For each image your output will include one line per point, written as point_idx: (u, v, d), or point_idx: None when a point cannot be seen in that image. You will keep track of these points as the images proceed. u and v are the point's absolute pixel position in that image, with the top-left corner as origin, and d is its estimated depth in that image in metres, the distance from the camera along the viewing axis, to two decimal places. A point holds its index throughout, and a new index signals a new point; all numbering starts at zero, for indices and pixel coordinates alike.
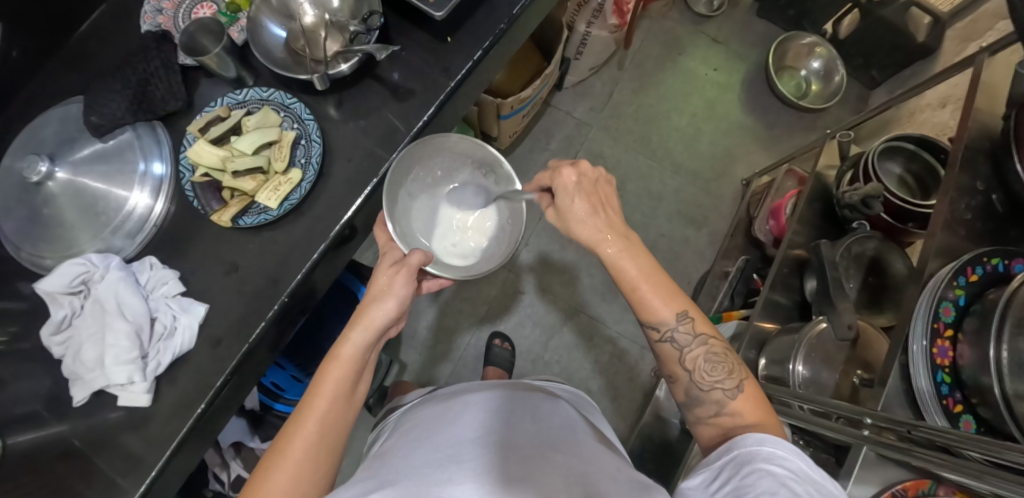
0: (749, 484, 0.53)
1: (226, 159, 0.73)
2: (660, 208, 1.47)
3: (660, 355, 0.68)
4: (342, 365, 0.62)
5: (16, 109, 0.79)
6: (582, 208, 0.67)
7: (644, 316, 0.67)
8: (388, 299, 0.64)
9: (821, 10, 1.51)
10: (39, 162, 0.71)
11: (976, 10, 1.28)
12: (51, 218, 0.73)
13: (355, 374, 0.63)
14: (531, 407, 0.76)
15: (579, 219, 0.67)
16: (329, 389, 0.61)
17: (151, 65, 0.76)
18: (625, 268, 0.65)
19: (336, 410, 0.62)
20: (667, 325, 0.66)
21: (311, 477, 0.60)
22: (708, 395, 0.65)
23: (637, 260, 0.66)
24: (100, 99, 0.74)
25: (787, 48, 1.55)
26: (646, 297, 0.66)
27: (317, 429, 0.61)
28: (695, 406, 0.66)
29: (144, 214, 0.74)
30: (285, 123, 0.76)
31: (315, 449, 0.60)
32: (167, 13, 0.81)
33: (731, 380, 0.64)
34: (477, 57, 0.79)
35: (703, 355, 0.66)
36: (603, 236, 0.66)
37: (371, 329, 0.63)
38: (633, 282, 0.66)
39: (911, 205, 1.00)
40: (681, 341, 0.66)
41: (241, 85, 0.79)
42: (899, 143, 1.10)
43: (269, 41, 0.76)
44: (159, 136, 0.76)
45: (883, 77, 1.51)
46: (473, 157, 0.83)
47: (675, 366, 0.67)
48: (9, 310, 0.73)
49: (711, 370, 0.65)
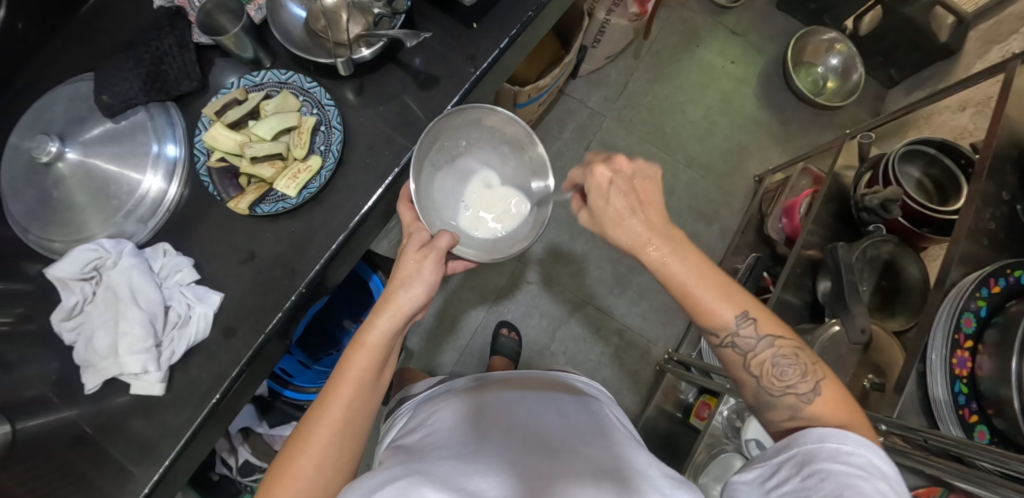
0: (811, 487, 0.53)
1: (243, 144, 0.70)
2: (672, 202, 1.46)
3: (721, 359, 0.68)
4: (368, 353, 0.61)
5: (21, 86, 0.76)
6: (617, 202, 0.66)
7: (705, 322, 0.66)
8: (416, 285, 0.62)
9: (843, 5, 1.48)
10: (49, 141, 0.68)
11: (1002, 11, 1.28)
12: (61, 200, 0.70)
13: (380, 363, 0.62)
14: (555, 402, 0.75)
15: (614, 220, 0.66)
16: (354, 376, 0.60)
17: (165, 42, 0.74)
18: (673, 272, 0.64)
19: (360, 398, 0.61)
20: (730, 328, 0.65)
21: (336, 461, 0.60)
22: (781, 400, 0.64)
23: (682, 264, 0.64)
24: (112, 77, 0.71)
25: (806, 43, 1.52)
26: (700, 301, 0.65)
27: (341, 415, 0.60)
28: (767, 411, 0.66)
29: (158, 197, 0.72)
30: (304, 108, 0.73)
31: (338, 436, 0.60)
32: None
33: (806, 382, 0.63)
34: (503, 45, 0.77)
35: (770, 358, 0.65)
36: (645, 240, 0.64)
37: (398, 317, 0.62)
38: (686, 285, 0.64)
39: (930, 210, 0.98)
40: (744, 345, 0.65)
41: (258, 67, 0.75)
42: (920, 146, 1.08)
43: (288, 21, 0.73)
44: (172, 117, 0.74)
45: (902, 76, 1.52)
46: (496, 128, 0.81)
47: (738, 370, 0.67)
48: (13, 292, 0.71)
49: (780, 374, 0.64)
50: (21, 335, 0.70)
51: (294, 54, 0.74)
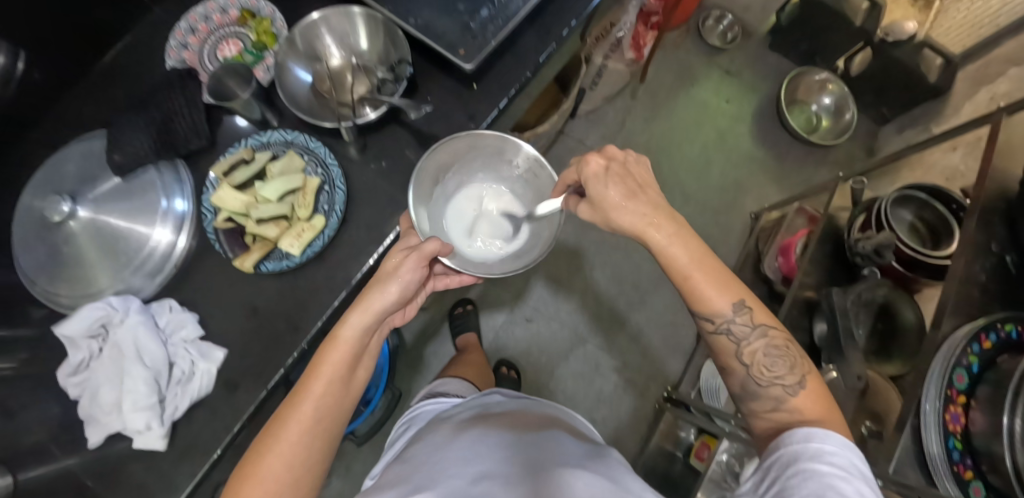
0: (795, 485, 0.53)
1: (250, 205, 0.70)
2: None
3: (713, 346, 0.67)
4: (340, 350, 0.58)
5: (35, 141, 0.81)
6: (618, 183, 0.66)
7: (699, 306, 0.65)
8: (393, 284, 0.60)
9: (835, 46, 1.52)
10: (61, 201, 0.71)
11: (989, 53, 1.34)
12: (71, 256, 0.73)
13: (350, 362, 0.58)
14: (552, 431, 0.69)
15: (617, 204, 0.65)
16: (329, 371, 0.57)
17: (175, 102, 0.75)
18: (675, 255, 0.63)
19: (333, 396, 0.58)
20: (723, 317, 0.64)
21: (309, 461, 0.56)
22: (768, 391, 0.63)
23: (680, 248, 0.63)
24: (124, 138, 0.74)
25: (798, 83, 1.56)
26: (698, 286, 0.64)
27: (314, 413, 0.56)
28: (751, 401, 0.65)
29: (164, 253, 0.73)
30: (309, 167, 0.74)
31: (312, 434, 0.56)
32: (192, 49, 0.80)
33: (793, 375, 0.63)
34: (502, 106, 0.79)
35: (763, 349, 0.64)
36: (648, 221, 0.64)
37: (369, 314, 0.59)
38: (686, 271, 0.64)
39: (923, 255, 1.02)
40: (738, 334, 0.65)
41: (266, 127, 0.78)
42: (910, 191, 1.10)
43: (293, 85, 0.75)
44: (180, 174, 0.76)
45: (893, 113, 1.55)
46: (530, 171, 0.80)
47: (731, 359, 0.66)
48: (21, 337, 0.73)
49: (771, 364, 0.64)
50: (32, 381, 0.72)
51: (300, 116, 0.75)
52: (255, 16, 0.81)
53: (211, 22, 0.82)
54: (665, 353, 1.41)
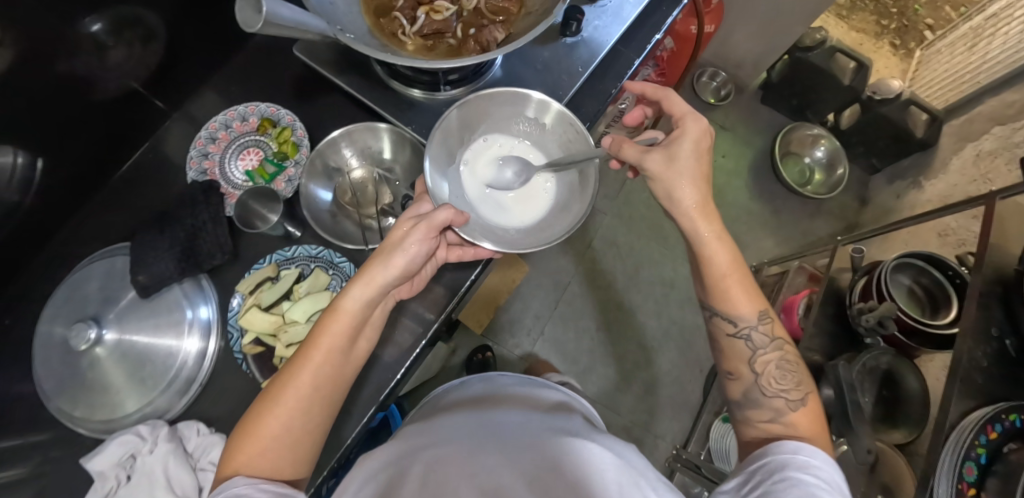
0: (780, 492, 0.52)
1: (280, 326, 0.71)
2: (673, 296, 1.51)
3: (726, 349, 0.67)
4: (342, 320, 0.58)
5: (56, 256, 0.82)
6: (664, 167, 0.64)
7: (724, 304, 0.66)
8: (399, 255, 0.59)
9: (825, 102, 1.56)
10: (88, 329, 0.71)
11: (973, 110, 1.41)
12: (97, 381, 0.72)
13: (351, 334, 0.58)
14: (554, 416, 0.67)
15: (685, 181, 0.64)
16: (326, 343, 0.57)
17: (199, 218, 0.76)
18: (717, 250, 0.65)
19: (331, 366, 0.57)
20: (738, 321, 0.66)
21: (305, 427, 0.55)
22: (770, 402, 0.63)
23: (714, 232, 0.65)
24: (147, 258, 0.74)
25: (791, 138, 1.61)
26: (732, 285, 0.66)
27: (312, 383, 0.56)
28: (749, 408, 0.65)
29: (190, 373, 0.74)
30: (334, 281, 0.75)
31: (309, 402, 0.56)
32: (213, 158, 0.82)
33: (798, 391, 0.64)
34: None
35: (774, 361, 0.65)
36: (706, 209, 0.65)
37: (373, 286, 0.58)
38: (724, 268, 0.65)
39: (920, 324, 1.05)
40: (755, 342, 0.66)
41: (289, 240, 0.78)
42: (908, 258, 1.14)
43: (316, 203, 0.76)
44: (205, 292, 0.76)
45: (883, 165, 1.60)
46: (549, 127, 0.74)
47: (741, 364, 0.66)
48: (37, 449, 0.73)
49: (779, 377, 0.64)
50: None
51: (324, 235, 0.75)
52: (276, 124, 0.82)
53: (231, 130, 0.83)
54: (673, 409, 1.43)
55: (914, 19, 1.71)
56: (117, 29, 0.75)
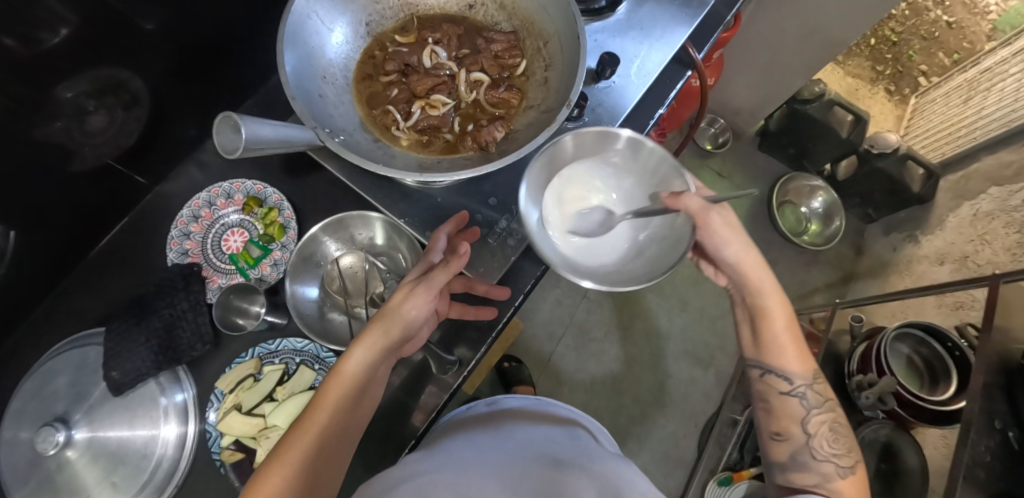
0: None
1: (261, 430, 0.70)
2: (668, 348, 1.49)
3: (774, 405, 0.64)
4: (345, 383, 0.53)
5: (30, 339, 0.78)
6: (723, 220, 0.59)
7: (778, 360, 0.63)
8: (404, 315, 0.54)
9: (821, 153, 1.54)
10: (55, 431, 0.66)
11: (968, 166, 1.39)
12: (66, 486, 0.68)
13: (355, 396, 0.53)
14: (563, 443, 0.65)
15: (739, 242, 0.61)
16: (331, 404, 0.52)
17: (178, 307, 0.73)
18: (772, 305, 0.62)
19: (337, 427, 0.52)
20: (791, 380, 0.62)
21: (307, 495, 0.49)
22: (820, 467, 0.60)
23: (771, 285, 0.62)
24: (122, 352, 0.70)
25: (788, 188, 1.61)
26: (781, 342, 0.62)
27: (316, 447, 0.50)
28: (793, 470, 0.61)
29: (166, 474, 0.69)
30: (319, 377, 0.72)
31: (312, 469, 0.50)
32: (195, 238, 0.78)
33: (846, 459, 0.61)
34: (518, 303, 0.74)
35: (826, 423, 0.62)
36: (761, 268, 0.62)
37: (376, 347, 0.54)
38: (778, 324, 0.62)
39: (924, 400, 1.00)
40: (806, 401, 0.63)
41: (274, 330, 0.75)
42: (908, 328, 1.12)
43: (303, 300, 0.72)
44: (182, 383, 0.73)
45: (879, 215, 1.59)
46: (649, 170, 0.60)
47: (790, 421, 0.62)
48: None
49: (830, 440, 0.61)
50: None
51: (312, 334, 0.72)
52: (262, 203, 0.79)
53: (215, 208, 0.79)
54: (667, 466, 1.40)
55: (909, 66, 1.70)
56: (100, 93, 0.69)
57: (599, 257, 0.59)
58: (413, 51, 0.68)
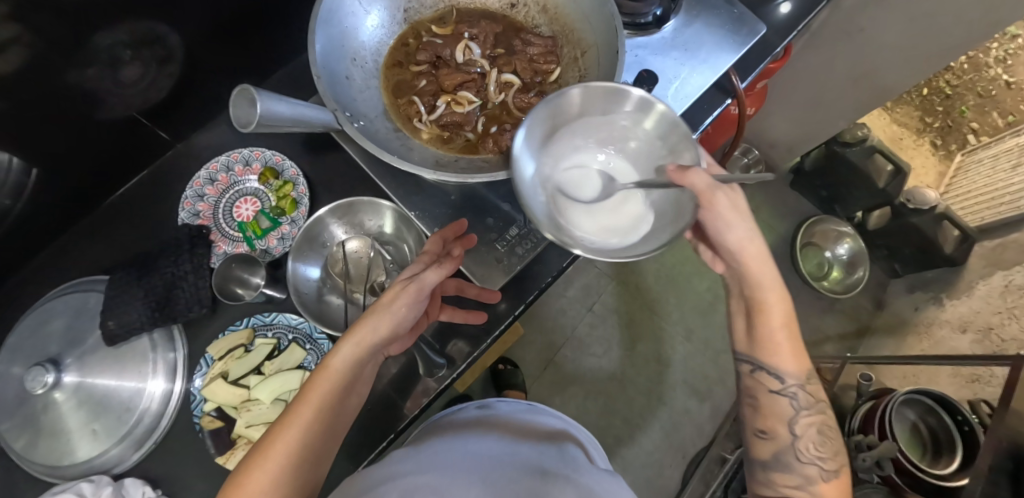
0: None
1: (244, 401, 0.70)
2: (667, 374, 1.46)
3: (762, 405, 0.61)
4: (330, 381, 0.52)
5: (39, 275, 0.80)
6: (728, 202, 0.53)
7: (762, 351, 0.60)
8: (387, 314, 0.53)
9: (854, 198, 1.50)
10: (46, 372, 0.66)
11: (1007, 235, 1.32)
12: (50, 425, 0.69)
13: (341, 394, 0.52)
14: (555, 451, 0.61)
15: (736, 225, 0.56)
16: (317, 400, 0.50)
17: (181, 267, 0.73)
18: (765, 298, 0.58)
19: (323, 424, 0.51)
20: (783, 378, 0.60)
21: (292, 489, 0.48)
22: (803, 468, 0.59)
23: (771, 277, 0.58)
24: (119, 303, 0.70)
25: (813, 230, 1.57)
26: (770, 331, 0.59)
27: (299, 443, 0.49)
28: (773, 470, 0.61)
29: (148, 429, 0.70)
30: (309, 357, 0.72)
31: (297, 463, 0.48)
32: (208, 200, 0.79)
33: (830, 461, 0.59)
34: (518, 311, 0.73)
35: (815, 424, 0.60)
36: (755, 253, 0.57)
37: (363, 345, 0.53)
38: (770, 317, 0.58)
39: (924, 472, 0.97)
40: (794, 403, 0.60)
41: (272, 303, 0.75)
42: (918, 395, 1.08)
43: (302, 280, 0.72)
44: (176, 342, 0.73)
45: (905, 270, 1.54)
46: (656, 138, 0.57)
47: (776, 421, 0.61)
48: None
49: (818, 443, 0.60)
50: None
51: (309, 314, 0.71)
52: (278, 175, 0.79)
53: (232, 173, 0.80)
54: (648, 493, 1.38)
55: (959, 121, 1.63)
56: (137, 44, 0.69)
57: (592, 216, 0.55)
58: (447, 43, 0.67)
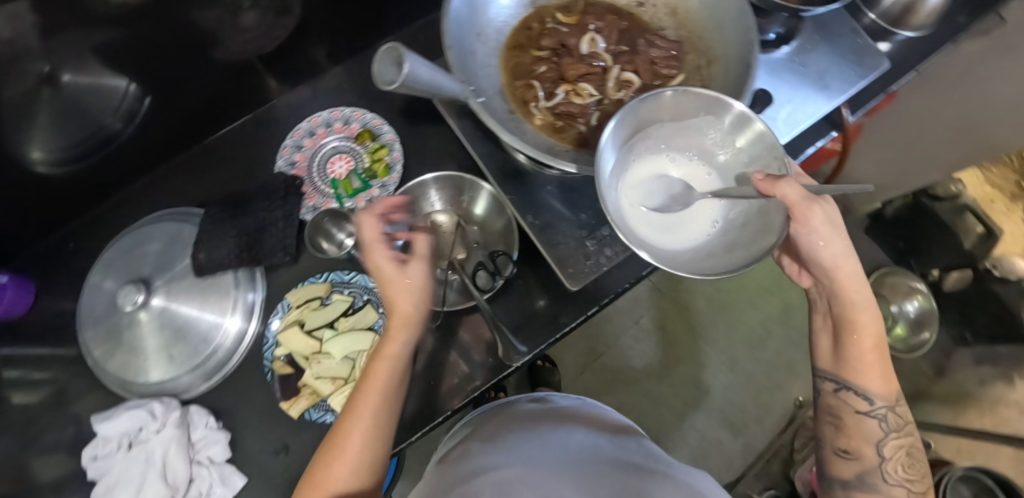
0: None
1: (315, 352, 0.71)
2: (703, 402, 1.43)
3: (844, 423, 0.56)
4: (387, 364, 0.54)
5: (139, 200, 0.84)
6: (824, 216, 0.50)
7: (849, 368, 0.55)
8: (416, 295, 0.55)
9: (932, 256, 1.42)
10: (135, 292, 0.70)
11: None
12: (133, 342, 0.72)
13: (401, 374, 0.54)
14: (632, 445, 0.60)
15: (828, 231, 0.52)
16: (380, 384, 0.53)
17: (273, 213, 0.76)
18: (853, 307, 0.54)
19: (390, 405, 0.53)
20: (873, 400, 0.55)
21: (373, 466, 0.51)
22: (890, 491, 0.54)
23: (863, 296, 0.54)
24: (214, 237, 0.74)
25: (882, 283, 1.47)
26: (856, 346, 0.54)
27: (372, 423, 0.51)
28: (856, 490, 0.55)
29: (219, 362, 0.72)
30: (380, 321, 0.73)
31: (373, 441, 0.51)
32: (304, 152, 0.81)
33: (918, 485, 0.54)
34: (589, 313, 0.72)
35: (906, 447, 0.55)
36: (846, 259, 0.53)
37: (410, 326, 0.55)
38: (856, 329, 0.54)
39: None
40: (882, 423, 0.55)
41: (352, 263, 0.76)
42: (975, 472, 1.02)
43: None
44: (256, 283, 0.75)
45: (975, 341, 1.43)
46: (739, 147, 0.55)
47: (861, 442, 0.55)
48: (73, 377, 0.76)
49: (906, 466, 0.54)
50: (60, 417, 0.75)
51: None
52: (374, 138, 0.80)
53: (330, 129, 0.81)
54: None
55: None
56: None
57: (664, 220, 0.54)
58: (572, 33, 0.66)
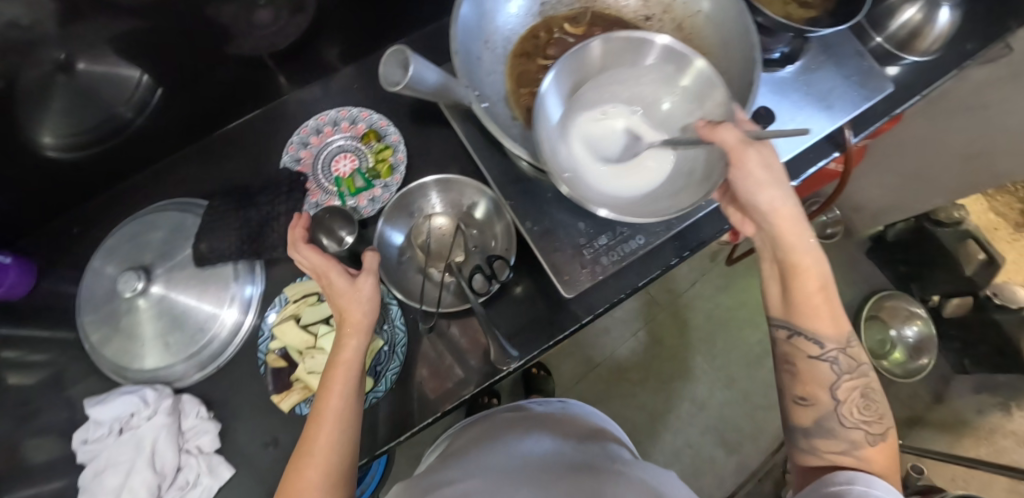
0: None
1: (309, 347, 0.71)
2: (698, 417, 1.42)
3: (798, 371, 0.56)
4: (343, 370, 0.57)
5: (147, 189, 0.85)
6: (761, 159, 0.51)
7: (800, 315, 0.55)
8: (366, 302, 0.58)
9: (934, 282, 1.42)
10: (136, 279, 0.71)
11: None
12: (130, 328, 0.72)
13: (358, 375, 0.57)
14: (598, 447, 0.60)
15: (761, 177, 0.52)
16: (339, 391, 0.55)
17: (276, 207, 0.77)
18: (796, 251, 0.54)
19: (352, 410, 0.56)
20: (823, 343, 0.54)
21: (342, 470, 0.54)
22: (848, 435, 0.53)
23: (803, 239, 0.54)
24: (216, 229, 0.75)
25: (881, 305, 1.48)
26: (802, 288, 0.54)
27: (338, 430, 0.54)
28: (814, 438, 0.55)
29: (215, 352, 0.72)
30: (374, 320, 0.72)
31: (341, 445, 0.54)
32: (310, 149, 0.82)
33: (874, 424, 0.54)
34: (585, 320, 0.72)
35: (858, 388, 0.55)
36: (782, 202, 0.53)
37: (362, 331, 0.58)
38: (801, 272, 0.54)
39: None
40: (835, 365, 0.55)
41: None
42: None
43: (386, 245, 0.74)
44: (255, 276, 0.76)
45: (975, 369, 1.43)
46: (686, 91, 0.57)
47: (818, 388, 0.55)
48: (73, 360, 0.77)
49: (862, 407, 0.54)
50: (57, 400, 0.76)
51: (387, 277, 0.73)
52: (379, 139, 0.81)
53: (337, 128, 0.82)
54: None
55: None
56: None
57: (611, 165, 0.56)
58: (578, 44, 0.67)
